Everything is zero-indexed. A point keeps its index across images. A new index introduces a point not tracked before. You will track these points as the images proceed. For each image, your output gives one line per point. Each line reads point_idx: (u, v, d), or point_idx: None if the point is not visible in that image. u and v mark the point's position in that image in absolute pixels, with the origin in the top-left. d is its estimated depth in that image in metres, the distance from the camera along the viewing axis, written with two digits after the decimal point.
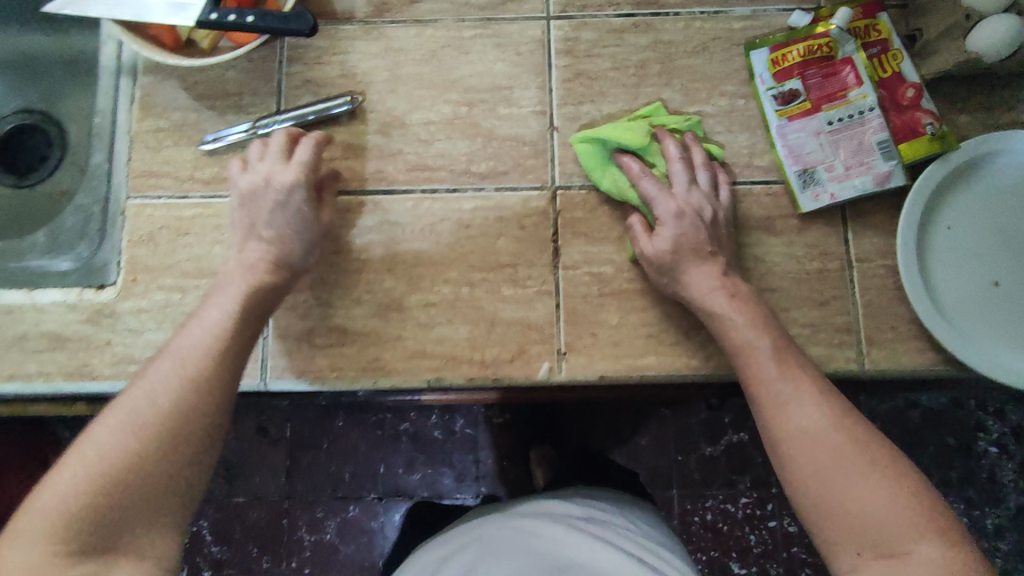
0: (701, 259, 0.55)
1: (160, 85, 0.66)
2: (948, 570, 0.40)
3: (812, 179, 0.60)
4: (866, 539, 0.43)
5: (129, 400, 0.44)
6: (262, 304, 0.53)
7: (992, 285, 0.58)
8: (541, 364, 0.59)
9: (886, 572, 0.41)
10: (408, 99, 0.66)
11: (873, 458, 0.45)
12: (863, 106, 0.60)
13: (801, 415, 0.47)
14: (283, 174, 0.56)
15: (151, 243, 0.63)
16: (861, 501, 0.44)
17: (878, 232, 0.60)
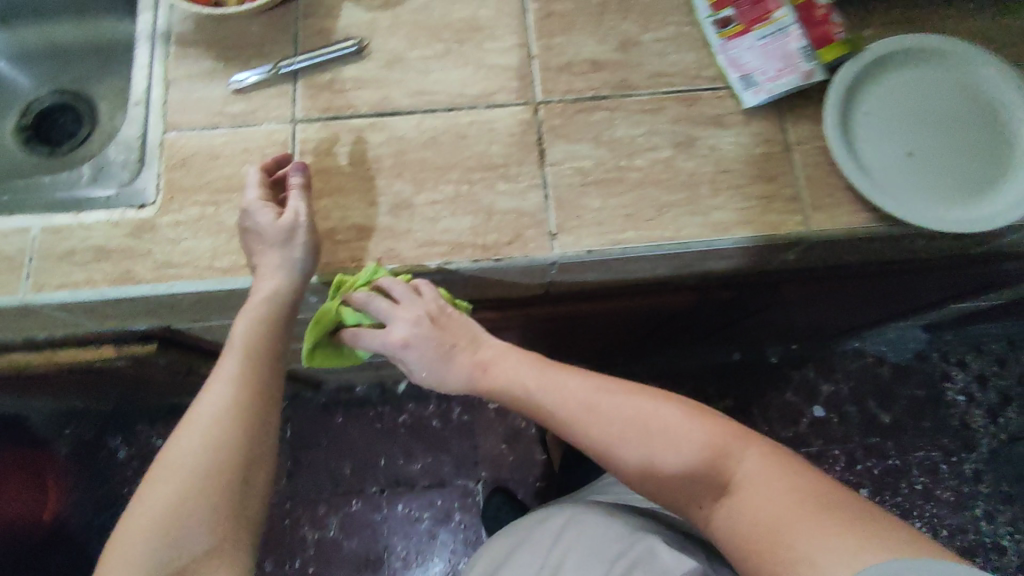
0: (450, 356, 0.67)
1: (193, 42, 0.77)
2: (764, 471, 0.55)
3: (750, 83, 0.72)
4: (696, 490, 0.58)
5: (167, 464, 0.57)
6: (267, 347, 0.66)
7: (907, 154, 0.69)
8: (535, 246, 0.68)
9: (729, 495, 0.56)
10: (406, 40, 0.77)
11: (663, 428, 0.59)
12: (785, 23, 0.72)
13: (598, 399, 0.62)
14: (249, 216, 0.67)
15: (186, 167, 0.72)
16: (676, 457, 0.58)
17: (809, 121, 0.72)
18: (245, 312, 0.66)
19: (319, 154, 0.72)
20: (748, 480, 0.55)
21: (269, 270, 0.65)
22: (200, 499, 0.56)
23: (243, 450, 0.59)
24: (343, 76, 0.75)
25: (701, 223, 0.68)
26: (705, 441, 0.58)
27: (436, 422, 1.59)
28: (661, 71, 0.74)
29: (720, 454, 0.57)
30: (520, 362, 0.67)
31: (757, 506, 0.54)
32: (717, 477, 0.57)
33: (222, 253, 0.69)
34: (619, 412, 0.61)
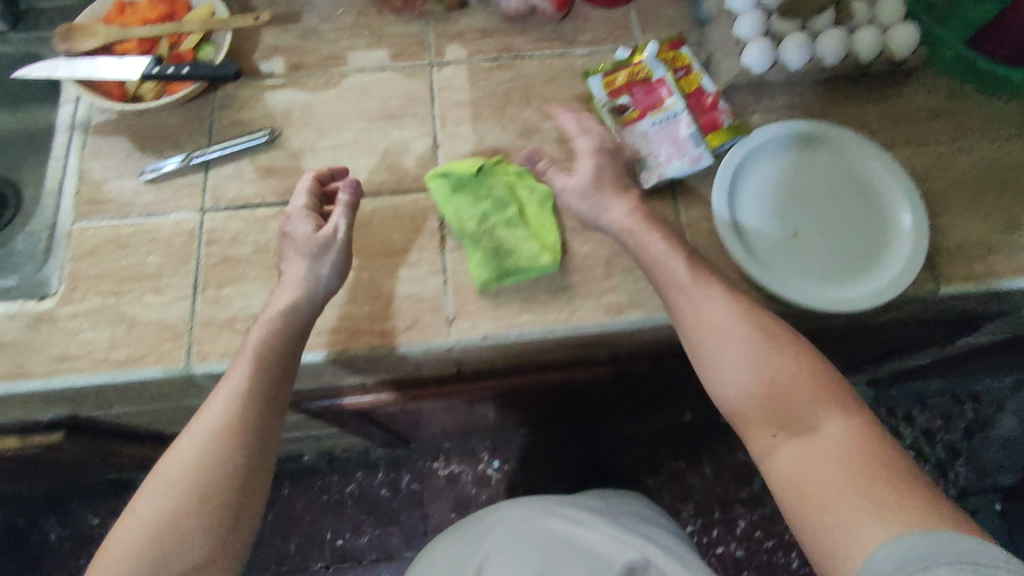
0: (615, 193, 0.69)
1: (107, 133, 0.79)
2: (845, 438, 0.57)
3: (643, 167, 0.75)
4: (774, 420, 0.59)
5: (170, 467, 0.58)
6: (283, 358, 0.64)
7: (793, 233, 0.72)
8: (433, 331, 0.70)
9: (798, 438, 0.58)
10: (317, 130, 0.79)
11: (774, 370, 0.60)
12: (676, 110, 0.77)
13: (706, 312, 0.63)
14: (293, 224, 0.69)
15: (91, 257, 0.72)
16: (782, 400, 0.60)
17: (699, 204, 0.75)
18: (260, 321, 0.65)
19: (224, 242, 0.73)
20: (829, 438, 0.57)
21: (291, 280, 0.66)
22: (195, 516, 0.56)
23: (242, 472, 0.59)
24: (254, 165, 0.77)
25: (595, 305, 0.71)
26: (809, 391, 0.59)
27: (385, 490, 1.55)
28: (560, 157, 0.78)
29: (816, 408, 0.59)
30: (666, 255, 0.65)
31: (817, 463, 0.57)
32: (803, 420, 0.59)
33: (121, 344, 0.69)
34: (732, 337, 0.62)
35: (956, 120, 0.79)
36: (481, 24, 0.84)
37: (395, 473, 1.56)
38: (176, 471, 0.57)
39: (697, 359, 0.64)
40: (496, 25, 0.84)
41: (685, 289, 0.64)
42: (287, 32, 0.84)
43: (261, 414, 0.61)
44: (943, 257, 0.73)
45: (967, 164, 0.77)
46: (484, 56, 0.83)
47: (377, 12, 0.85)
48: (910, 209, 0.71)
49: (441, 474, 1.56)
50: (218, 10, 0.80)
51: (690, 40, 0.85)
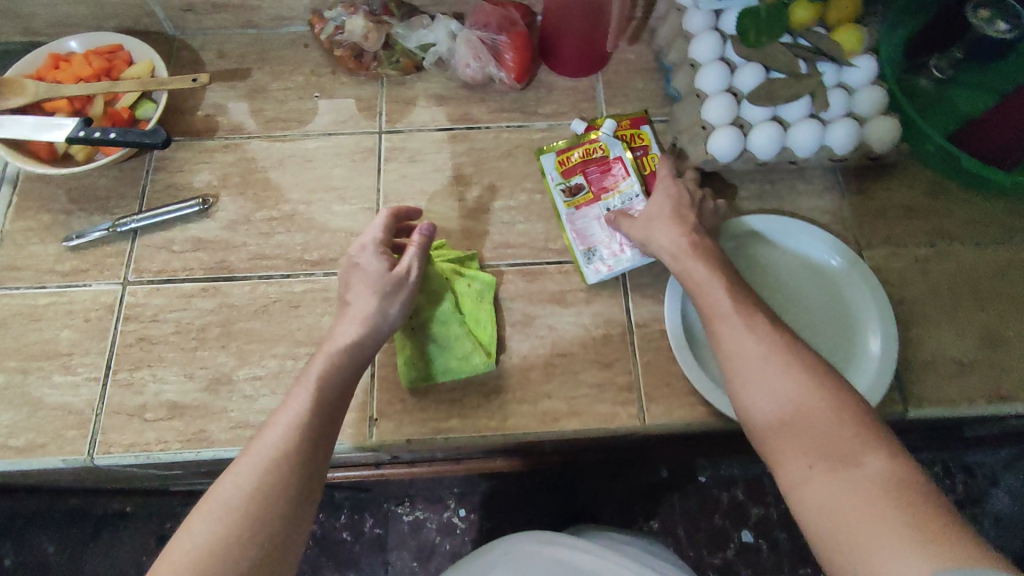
0: (666, 225, 0.65)
1: (34, 193, 0.75)
2: (895, 474, 0.44)
3: (594, 256, 0.71)
4: (813, 450, 0.47)
5: (221, 489, 0.47)
6: (346, 388, 0.56)
7: None
8: (353, 432, 0.65)
9: (836, 473, 0.46)
10: (254, 200, 0.75)
11: (808, 397, 0.49)
12: (631, 194, 0.73)
13: (737, 336, 0.55)
14: (365, 257, 0.62)
15: (3, 329, 0.69)
16: (812, 431, 0.48)
17: (652, 302, 0.70)
18: (324, 350, 0.57)
19: (143, 320, 0.69)
20: (872, 475, 0.44)
21: (357, 314, 0.59)
22: (240, 546, 0.45)
23: (290, 497, 0.48)
24: (183, 235, 0.73)
25: (530, 412, 0.66)
26: (843, 418, 0.48)
27: (345, 534, 1.11)
28: (507, 241, 0.73)
29: (856, 441, 0.46)
30: (708, 285, 0.59)
31: (853, 497, 0.44)
32: (842, 451, 0.46)
33: (21, 429, 0.65)
34: (771, 366, 0.52)
35: (935, 221, 0.73)
36: (436, 91, 0.81)
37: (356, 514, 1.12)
38: (228, 493, 0.47)
39: (737, 398, 0.53)
40: (452, 92, 0.80)
41: (719, 325, 0.57)
42: (234, 91, 0.81)
43: (326, 442, 0.52)
44: (913, 375, 0.67)
45: (945, 271, 0.71)
46: (437, 125, 0.79)
47: (330, 73, 0.82)
48: (879, 332, 0.65)
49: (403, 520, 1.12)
50: (158, 68, 0.76)
51: (657, 117, 0.81)
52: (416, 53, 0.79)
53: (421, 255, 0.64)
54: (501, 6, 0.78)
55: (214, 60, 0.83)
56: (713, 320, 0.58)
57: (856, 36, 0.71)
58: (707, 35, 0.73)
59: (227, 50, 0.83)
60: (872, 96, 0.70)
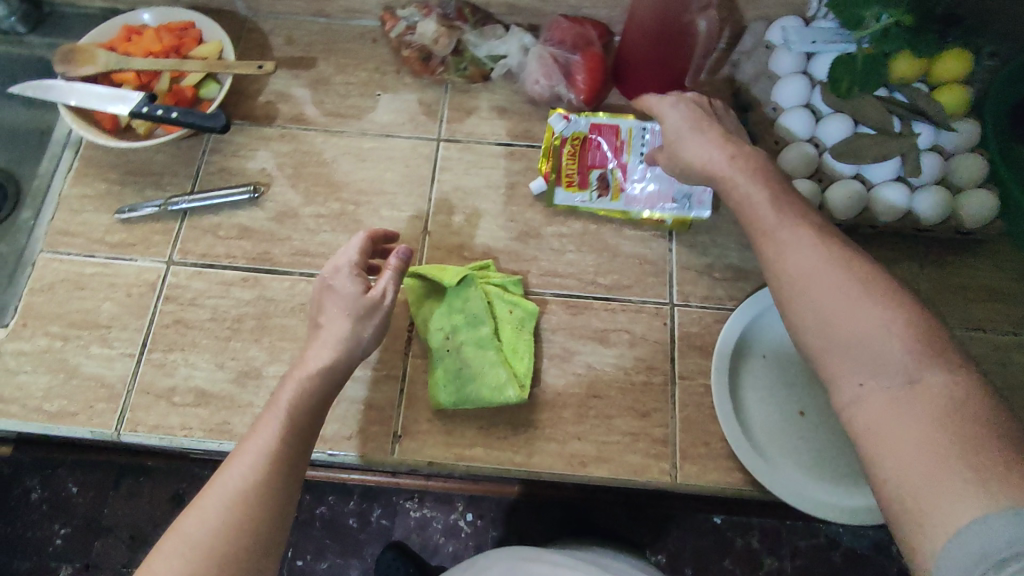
0: (700, 134, 0.57)
1: (96, 160, 0.76)
2: (956, 396, 0.40)
3: (684, 198, 0.71)
4: (863, 366, 0.43)
5: (187, 527, 0.46)
6: (317, 414, 0.55)
7: (797, 413, 0.64)
8: (376, 445, 0.64)
9: (887, 394, 0.42)
10: (304, 194, 0.74)
11: (863, 314, 0.44)
12: (637, 129, 0.73)
13: (791, 253, 0.48)
14: (339, 278, 0.60)
15: (49, 292, 0.70)
16: (864, 346, 0.44)
17: (699, 354, 0.67)
18: (294, 375, 0.55)
19: (182, 302, 0.70)
20: (934, 393, 0.40)
21: (328, 339, 0.57)
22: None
23: (262, 527, 0.47)
24: (230, 221, 0.73)
25: (556, 452, 0.64)
26: (904, 335, 0.43)
27: (352, 521, 0.98)
28: (554, 270, 0.71)
29: (919, 357, 0.42)
30: (758, 195, 0.52)
31: (904, 420, 0.40)
32: (897, 369, 0.42)
33: (55, 395, 0.66)
34: (832, 279, 0.46)
35: (1019, 308, 0.68)
36: (500, 102, 0.78)
37: (364, 502, 0.99)
38: (198, 530, 0.46)
39: (784, 317, 0.48)
40: (517, 106, 0.78)
41: (768, 242, 0.50)
42: (298, 79, 0.80)
43: (293, 478, 0.51)
44: None
45: None
46: (497, 139, 0.77)
47: (394, 71, 0.80)
48: None
49: (411, 516, 0.97)
50: (226, 51, 0.76)
51: None
52: (485, 62, 0.77)
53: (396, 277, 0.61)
54: (579, 24, 0.76)
55: (282, 45, 0.82)
56: (761, 235, 0.51)
57: (962, 96, 0.65)
58: (795, 79, 0.69)
59: (296, 37, 0.82)
60: (969, 163, 0.65)
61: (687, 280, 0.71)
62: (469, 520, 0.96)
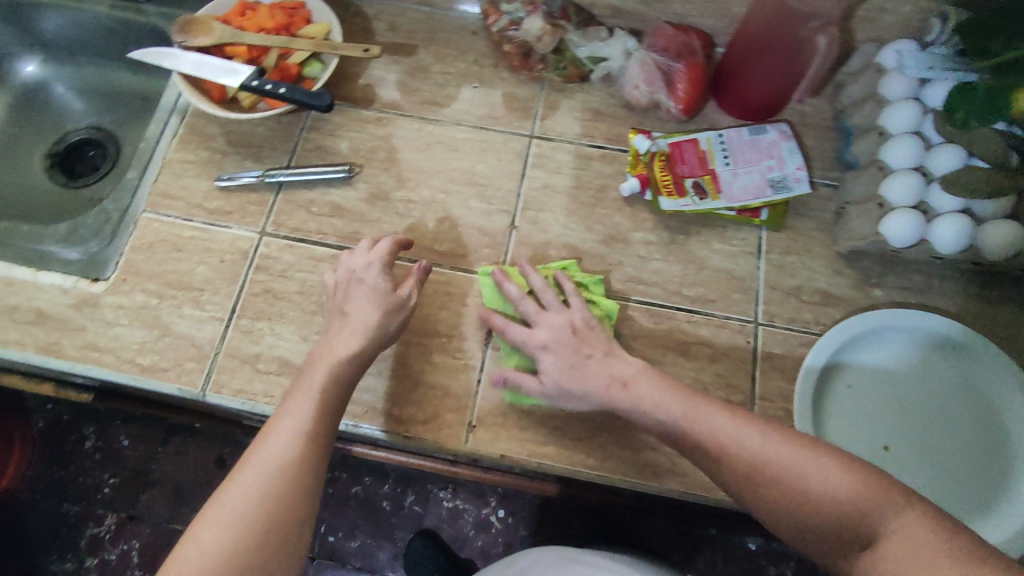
0: (583, 370, 0.58)
1: (201, 129, 0.79)
2: (930, 537, 0.43)
3: (781, 182, 0.72)
4: (840, 534, 0.47)
5: (230, 499, 0.49)
6: (343, 394, 0.58)
7: (879, 449, 0.63)
8: (450, 433, 0.65)
9: (873, 557, 0.45)
10: (397, 178, 0.76)
11: (820, 486, 0.48)
12: (717, 136, 0.75)
13: (739, 444, 0.51)
14: (351, 260, 0.64)
15: (149, 251, 0.73)
16: (835, 512, 0.47)
17: (783, 376, 0.66)
18: (323, 359, 0.58)
19: (272, 273, 0.72)
20: (910, 538, 0.44)
21: (349, 329, 0.60)
22: (252, 551, 0.47)
23: (299, 503, 0.50)
24: (323, 198, 0.75)
25: (629, 459, 0.64)
26: (862, 493, 0.46)
27: (386, 503, 1.13)
28: (639, 277, 0.71)
29: (873, 511, 0.46)
30: (693, 406, 0.54)
31: (905, 573, 0.43)
32: (869, 526, 0.46)
33: (148, 350, 0.69)
34: (772, 461, 0.50)
35: None
36: (595, 105, 0.78)
37: (399, 487, 1.13)
38: (236, 502, 0.49)
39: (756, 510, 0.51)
40: (612, 110, 0.78)
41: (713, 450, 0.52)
42: (396, 65, 0.81)
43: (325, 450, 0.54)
44: None
45: None
46: (589, 141, 0.77)
47: (492, 65, 0.81)
48: None
49: (444, 505, 1.13)
50: (333, 32, 0.78)
51: (823, 179, 0.75)
52: (585, 63, 0.77)
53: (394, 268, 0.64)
54: (684, 32, 0.76)
55: (384, 31, 0.83)
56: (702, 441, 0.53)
57: None
58: (907, 105, 0.66)
59: (398, 23, 0.83)
60: None
61: (773, 300, 0.69)
62: (499, 516, 1.12)
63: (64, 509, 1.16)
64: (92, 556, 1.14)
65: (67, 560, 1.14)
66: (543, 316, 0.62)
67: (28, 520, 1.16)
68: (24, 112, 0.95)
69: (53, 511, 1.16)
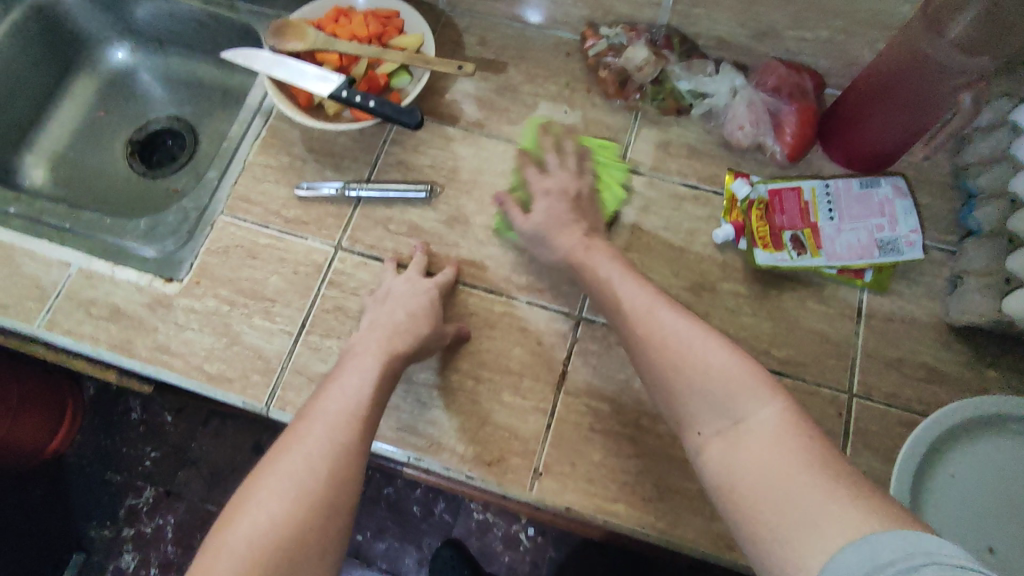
0: (567, 226, 0.65)
1: (284, 134, 0.78)
2: (778, 426, 0.43)
3: (889, 244, 0.67)
4: (704, 411, 0.47)
5: (290, 467, 0.49)
6: (392, 378, 0.59)
7: (985, 550, 0.57)
8: (516, 478, 0.62)
9: (725, 437, 0.45)
10: (478, 202, 0.73)
11: (705, 363, 0.48)
12: (823, 189, 0.69)
13: (659, 322, 0.53)
14: (395, 280, 0.66)
15: (224, 256, 0.72)
16: (709, 392, 0.47)
17: (876, 455, 0.62)
18: (376, 339, 0.60)
19: (345, 290, 0.70)
20: (762, 427, 0.44)
21: (399, 330, 0.61)
22: (315, 528, 0.47)
23: (356, 480, 0.51)
24: (401, 216, 0.73)
25: (703, 528, 0.60)
26: (735, 378, 0.47)
27: (415, 508, 1.12)
28: (726, 331, 0.67)
29: (736, 393, 0.46)
30: (629, 283, 0.58)
31: (745, 453, 0.43)
32: (731, 409, 0.46)
33: (216, 358, 0.68)
34: (671, 332, 0.51)
35: None
36: (691, 141, 0.74)
37: (431, 495, 1.12)
38: (301, 471, 0.49)
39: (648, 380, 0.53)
40: (708, 148, 0.74)
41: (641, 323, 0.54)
42: (485, 82, 0.78)
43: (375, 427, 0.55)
44: None
45: None
46: (682, 179, 0.73)
47: (584, 90, 0.77)
48: None
49: (473, 517, 1.11)
50: (426, 45, 0.75)
51: (935, 244, 0.69)
52: (685, 97, 0.74)
53: (441, 295, 0.67)
54: (796, 72, 0.71)
55: (475, 45, 0.80)
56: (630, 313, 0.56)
57: None
58: None
59: (489, 38, 0.81)
60: None
61: (871, 371, 0.64)
62: (529, 535, 1.10)
63: (107, 478, 1.17)
64: (129, 527, 1.15)
65: (105, 527, 1.15)
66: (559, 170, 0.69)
67: (73, 490, 1.17)
68: (111, 97, 0.96)
69: (96, 480, 1.17)
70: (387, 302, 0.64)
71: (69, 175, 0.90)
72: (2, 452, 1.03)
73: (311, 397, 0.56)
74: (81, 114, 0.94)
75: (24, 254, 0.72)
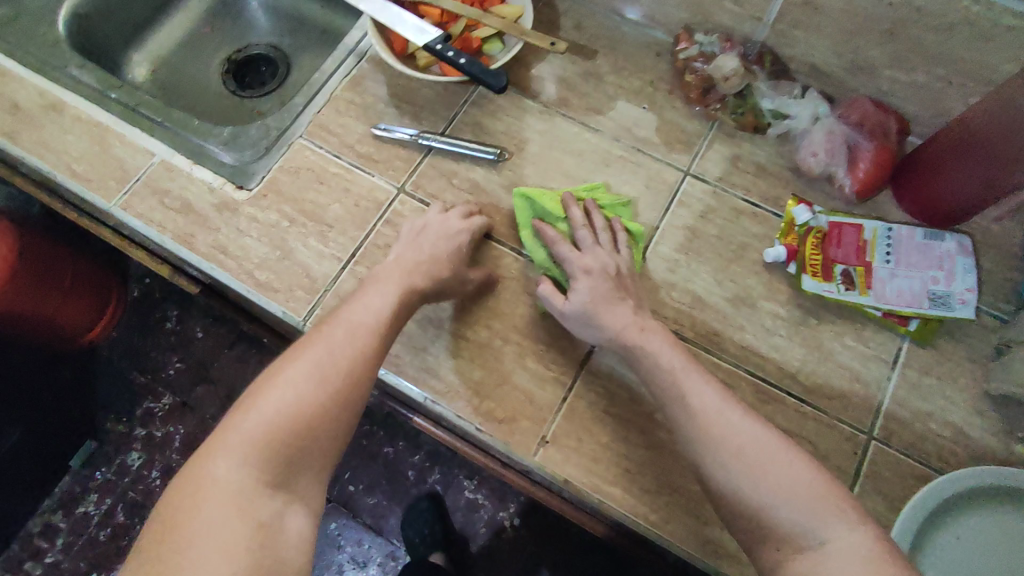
0: (616, 304, 0.61)
1: (372, 76, 0.81)
2: (869, 557, 0.45)
3: (943, 299, 0.67)
4: (784, 532, 0.47)
5: (315, 355, 0.52)
6: (415, 300, 0.61)
7: None
8: (522, 440, 0.63)
9: (807, 564, 0.46)
10: (541, 175, 0.75)
11: (785, 472, 0.49)
12: (884, 233, 0.69)
13: (726, 419, 0.52)
14: (434, 217, 0.68)
15: (294, 176, 0.76)
16: (789, 510, 0.47)
17: (885, 500, 0.61)
18: (407, 266, 0.63)
19: (398, 230, 0.73)
20: (854, 556, 0.45)
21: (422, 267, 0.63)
22: (333, 414, 0.50)
23: (371, 379, 0.54)
24: (466, 174, 0.75)
25: (693, 529, 0.60)
26: (821, 498, 0.48)
27: (411, 472, 1.14)
28: (757, 347, 0.67)
29: (823, 516, 0.47)
30: (683, 373, 0.56)
31: None
32: (813, 530, 0.47)
33: (267, 267, 0.71)
34: (747, 440, 0.51)
35: None
36: (761, 160, 0.75)
37: (428, 462, 1.14)
38: (326, 361, 0.52)
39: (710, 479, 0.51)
40: (777, 170, 0.74)
41: (708, 413, 0.53)
42: (572, 65, 0.80)
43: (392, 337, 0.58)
44: None
45: None
46: (744, 194, 0.73)
47: (666, 91, 0.78)
48: None
49: (464, 495, 1.13)
50: (524, 18, 0.78)
51: (988, 309, 0.68)
52: (765, 115, 0.75)
53: (472, 238, 0.69)
54: (883, 112, 0.71)
55: (570, 29, 0.82)
56: (691, 403, 0.54)
57: None
58: None
59: (585, 25, 0.82)
60: None
61: (895, 418, 0.64)
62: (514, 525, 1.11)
63: (132, 375, 1.23)
64: (143, 426, 1.21)
65: (121, 422, 1.21)
66: (592, 246, 0.65)
67: (99, 378, 1.23)
68: (220, 17, 1.02)
69: (123, 373, 1.23)
70: (421, 237, 0.67)
71: (167, 80, 0.96)
72: (50, 329, 1.10)
73: (338, 305, 0.59)
74: (189, 27, 1.00)
75: (114, 138, 0.77)
